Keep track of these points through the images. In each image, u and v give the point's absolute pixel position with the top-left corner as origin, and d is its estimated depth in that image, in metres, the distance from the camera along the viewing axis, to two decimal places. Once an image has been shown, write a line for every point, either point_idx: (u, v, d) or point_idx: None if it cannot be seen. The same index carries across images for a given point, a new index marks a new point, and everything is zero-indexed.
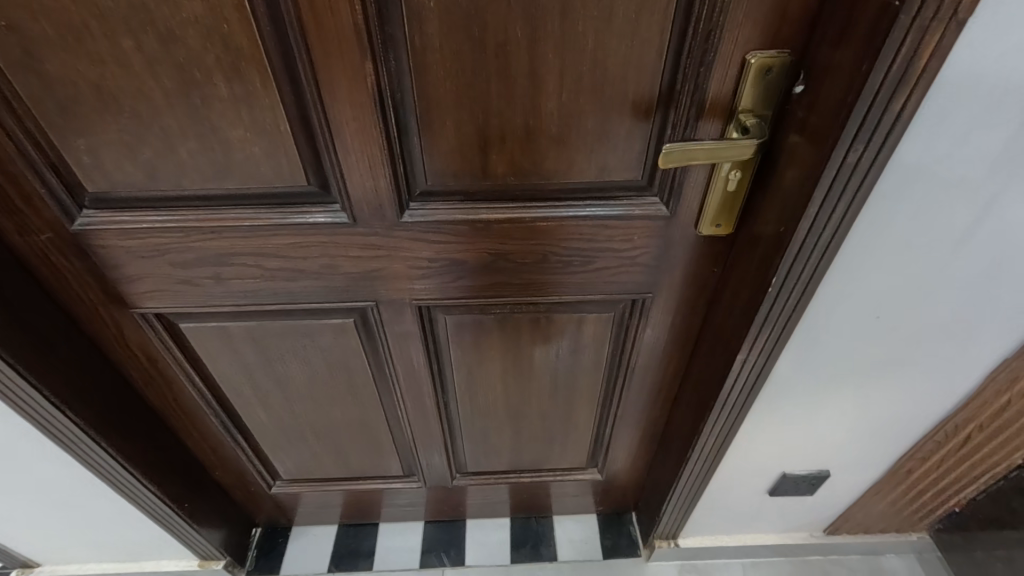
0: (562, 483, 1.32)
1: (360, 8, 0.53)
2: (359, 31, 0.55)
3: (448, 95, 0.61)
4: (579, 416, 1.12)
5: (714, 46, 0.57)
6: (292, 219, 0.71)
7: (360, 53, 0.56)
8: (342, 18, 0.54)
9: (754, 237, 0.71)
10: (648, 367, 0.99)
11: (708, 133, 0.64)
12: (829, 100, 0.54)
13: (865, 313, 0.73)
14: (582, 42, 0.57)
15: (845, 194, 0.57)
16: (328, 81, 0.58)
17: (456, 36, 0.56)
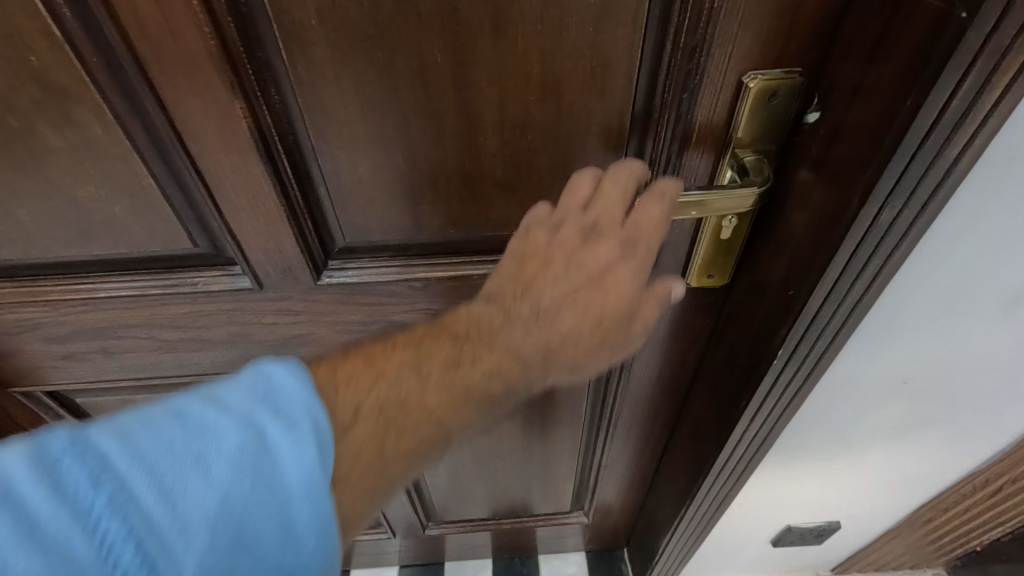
0: (546, 526, 1.21)
1: (214, 31, 0.39)
2: (217, 59, 0.40)
3: (356, 137, 0.46)
4: (563, 461, 1.01)
5: (698, 66, 0.42)
6: (182, 288, 0.57)
7: (225, 89, 0.42)
8: (192, 43, 0.39)
9: (754, 293, 0.58)
10: (634, 416, 0.87)
11: (694, 171, 0.50)
12: (853, 141, 0.40)
13: (884, 375, 0.61)
14: (525, 65, 0.42)
15: (873, 261, 0.44)
16: (190, 127, 0.44)
17: (352, 61, 0.42)
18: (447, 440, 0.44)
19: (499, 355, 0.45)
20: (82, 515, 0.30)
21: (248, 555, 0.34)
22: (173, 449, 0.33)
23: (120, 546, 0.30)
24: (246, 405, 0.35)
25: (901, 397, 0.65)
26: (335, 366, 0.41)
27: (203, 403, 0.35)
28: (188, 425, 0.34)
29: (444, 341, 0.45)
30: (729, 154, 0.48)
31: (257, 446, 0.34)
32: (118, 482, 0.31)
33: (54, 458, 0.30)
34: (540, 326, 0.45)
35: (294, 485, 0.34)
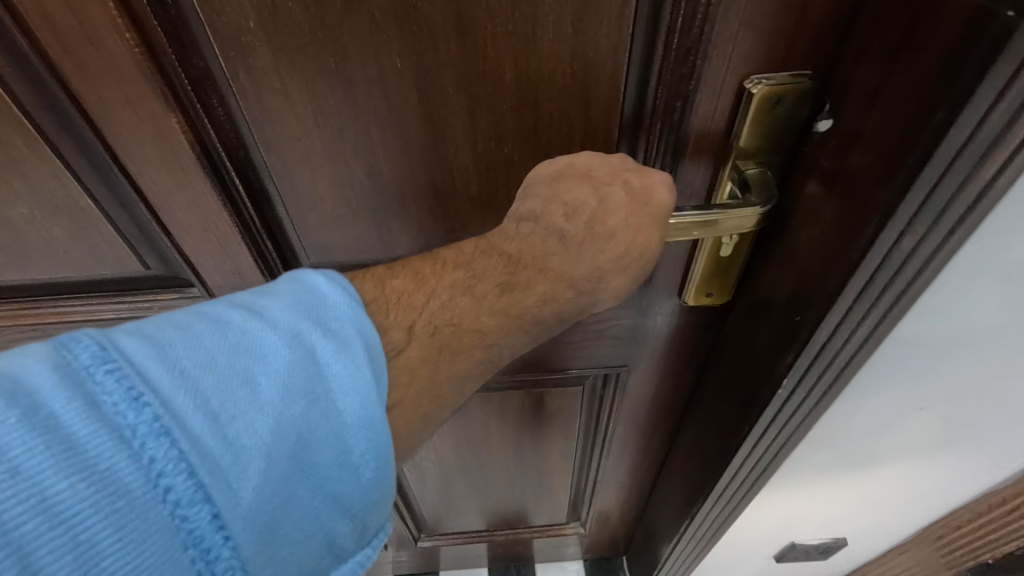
0: (542, 537, 1.18)
1: (139, 36, 0.34)
2: (145, 67, 0.35)
3: (312, 152, 0.42)
4: (558, 474, 0.97)
5: (693, 69, 0.37)
6: (136, 312, 0.53)
7: (159, 102, 0.37)
8: (114, 50, 0.34)
9: (756, 316, 0.53)
10: (630, 431, 0.83)
11: (691, 185, 0.45)
12: (869, 155, 0.35)
13: (898, 402, 0.57)
14: (497, 70, 0.37)
15: (894, 291, 0.39)
16: (124, 144, 0.39)
17: (300, 69, 0.37)
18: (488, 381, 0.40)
19: (554, 283, 0.39)
20: (122, 433, 0.24)
21: (307, 487, 0.29)
22: (216, 365, 0.28)
23: (172, 473, 0.25)
24: (291, 319, 0.31)
25: (914, 423, 0.61)
26: (384, 280, 0.37)
27: (244, 313, 0.30)
28: (232, 335, 0.29)
29: (497, 261, 0.38)
30: (730, 166, 0.43)
31: (310, 358, 0.30)
32: (162, 397, 0.26)
33: (86, 369, 0.25)
34: (592, 250, 0.39)
35: (354, 402, 0.30)
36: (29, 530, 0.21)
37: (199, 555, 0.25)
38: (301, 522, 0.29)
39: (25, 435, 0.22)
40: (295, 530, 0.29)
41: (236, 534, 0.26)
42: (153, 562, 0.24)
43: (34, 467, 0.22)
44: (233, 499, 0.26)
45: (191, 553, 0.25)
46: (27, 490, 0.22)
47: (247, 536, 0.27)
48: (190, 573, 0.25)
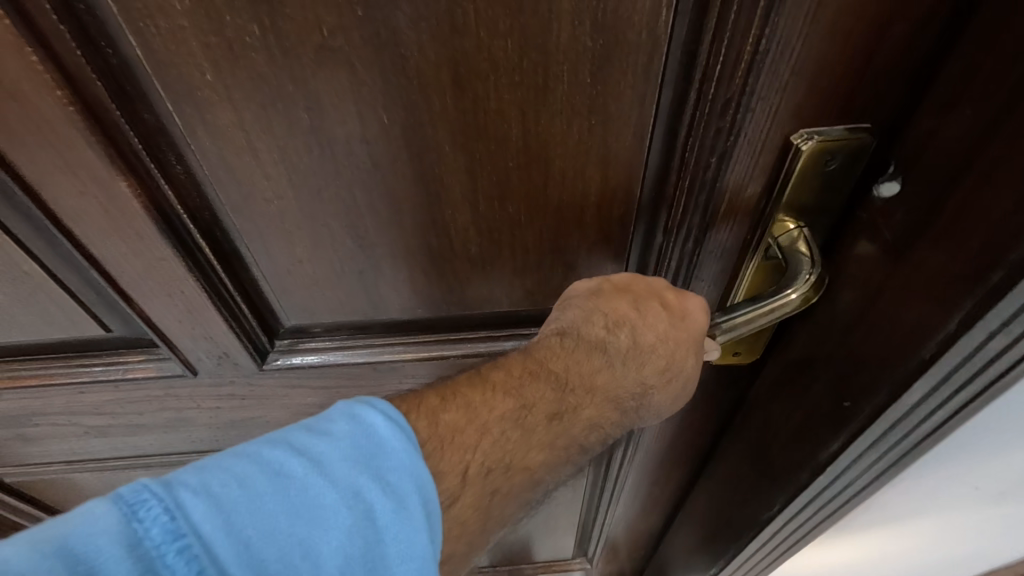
0: (548, 570, 1.12)
1: (72, 93, 0.28)
2: (84, 128, 0.30)
3: (286, 214, 0.36)
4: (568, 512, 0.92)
5: (732, 122, 0.32)
6: (101, 376, 0.47)
7: (104, 165, 0.31)
8: (44, 108, 0.29)
9: (788, 405, 0.47)
10: (645, 477, 0.77)
11: (723, 245, 0.39)
12: (955, 241, 0.29)
13: (948, 482, 0.52)
14: (501, 124, 0.32)
15: (972, 388, 0.33)
16: (68, 208, 0.34)
17: (269, 125, 0.31)
18: (492, 492, 0.35)
19: (598, 401, 0.38)
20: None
21: None
22: (279, 535, 0.26)
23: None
24: (352, 473, 0.28)
25: (963, 501, 0.56)
26: (436, 415, 0.34)
27: (305, 462, 0.28)
28: (291, 497, 0.26)
29: (545, 384, 0.37)
30: (767, 228, 0.37)
31: (370, 521, 0.28)
32: None
33: (156, 548, 0.23)
34: (636, 363, 0.38)
35: (407, 564, 0.28)
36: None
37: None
38: None
39: None
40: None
41: None
42: None
43: None
44: None
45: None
46: None
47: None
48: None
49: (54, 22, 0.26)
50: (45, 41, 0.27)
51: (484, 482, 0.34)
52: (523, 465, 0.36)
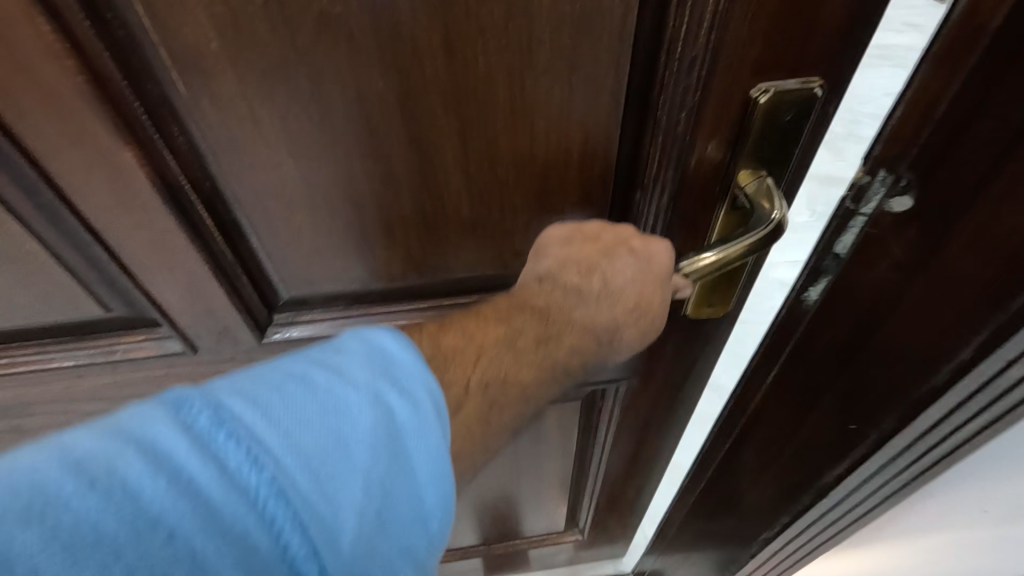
0: (542, 546, 1.14)
1: (81, 64, 0.30)
2: (93, 98, 0.31)
3: (286, 182, 0.38)
4: (554, 488, 0.93)
5: (699, 80, 0.35)
6: (98, 358, 0.48)
7: (111, 136, 0.33)
8: (54, 80, 0.30)
9: (806, 395, 0.53)
10: (626, 449, 0.78)
11: (695, 200, 0.42)
12: (987, 260, 0.35)
13: (965, 498, 0.59)
14: (490, 88, 0.34)
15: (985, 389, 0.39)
16: (75, 181, 0.35)
17: (271, 93, 0.33)
18: (489, 402, 0.38)
19: (580, 331, 0.41)
20: (230, 502, 0.24)
21: (389, 542, 0.29)
22: (311, 424, 0.27)
23: (286, 531, 0.25)
24: (369, 376, 0.30)
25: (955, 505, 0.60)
26: (436, 338, 0.37)
27: (325, 371, 0.29)
28: (319, 398, 0.28)
29: (529, 316, 0.40)
30: (733, 179, 0.41)
31: (389, 418, 0.29)
32: (272, 455, 0.26)
33: (205, 431, 0.25)
34: (608, 300, 0.41)
35: (426, 455, 0.30)
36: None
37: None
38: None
39: (179, 501, 0.24)
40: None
41: None
42: None
43: (189, 531, 0.23)
44: (336, 548, 0.26)
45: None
46: (184, 549, 0.23)
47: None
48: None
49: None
50: (56, 12, 0.28)
51: (484, 394, 0.37)
52: (515, 381, 0.39)
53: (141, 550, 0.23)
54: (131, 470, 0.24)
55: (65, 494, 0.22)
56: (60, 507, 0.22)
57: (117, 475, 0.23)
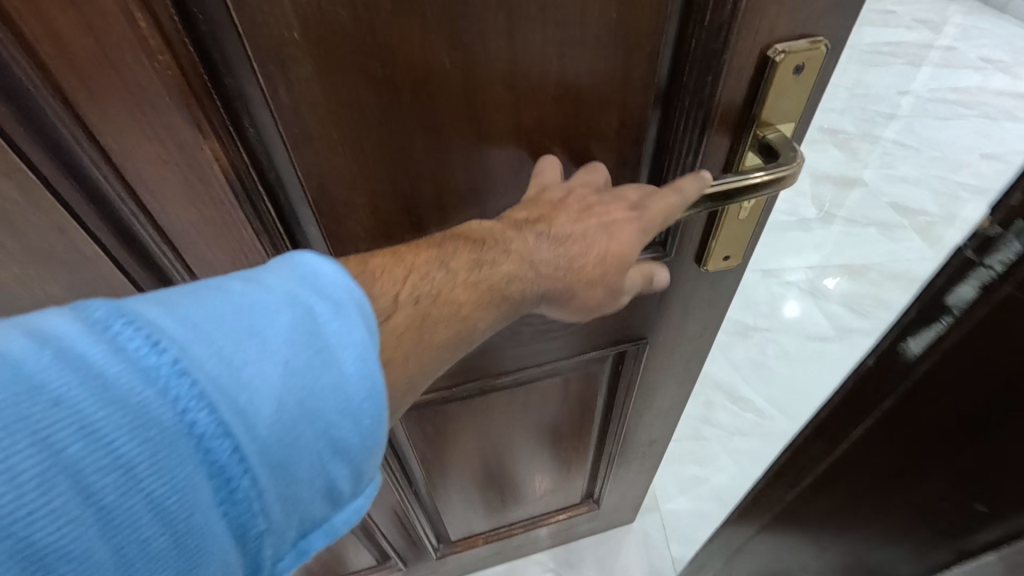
0: (563, 528, 1.16)
1: (167, 59, 0.31)
2: (176, 93, 0.32)
3: (347, 167, 0.39)
4: (573, 461, 0.96)
5: (726, 45, 0.39)
6: None
7: (188, 130, 0.34)
8: (140, 78, 0.31)
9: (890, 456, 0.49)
10: (638, 409, 0.83)
11: (716, 156, 0.46)
12: None
13: None
14: (544, 62, 0.37)
15: None
16: (146, 181, 0.35)
17: (342, 79, 0.35)
18: (423, 318, 0.36)
19: (516, 259, 0.40)
20: (130, 377, 0.24)
21: (315, 433, 0.28)
22: (224, 321, 0.27)
23: (191, 409, 0.24)
24: (291, 285, 0.29)
25: None
26: (364, 259, 0.36)
27: (243, 282, 0.29)
28: (234, 299, 0.28)
29: (466, 245, 0.40)
30: (751, 133, 0.45)
31: (309, 317, 0.29)
32: (180, 343, 0.25)
33: (103, 322, 0.25)
34: (553, 241, 0.42)
35: (345, 348, 0.29)
36: (64, 462, 0.22)
37: (221, 483, 0.25)
38: (307, 470, 0.28)
39: (64, 374, 0.23)
40: (307, 474, 0.28)
41: (256, 466, 0.26)
42: (182, 481, 0.24)
43: (75, 400, 0.23)
44: (252, 429, 0.26)
45: (214, 482, 0.25)
46: (70, 418, 0.22)
47: (265, 470, 0.26)
48: (213, 502, 0.25)
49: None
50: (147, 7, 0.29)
51: (415, 307, 0.36)
52: (448, 299, 0.38)
53: (22, 414, 0.22)
54: (18, 348, 0.23)
55: None
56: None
57: (1, 351, 0.23)
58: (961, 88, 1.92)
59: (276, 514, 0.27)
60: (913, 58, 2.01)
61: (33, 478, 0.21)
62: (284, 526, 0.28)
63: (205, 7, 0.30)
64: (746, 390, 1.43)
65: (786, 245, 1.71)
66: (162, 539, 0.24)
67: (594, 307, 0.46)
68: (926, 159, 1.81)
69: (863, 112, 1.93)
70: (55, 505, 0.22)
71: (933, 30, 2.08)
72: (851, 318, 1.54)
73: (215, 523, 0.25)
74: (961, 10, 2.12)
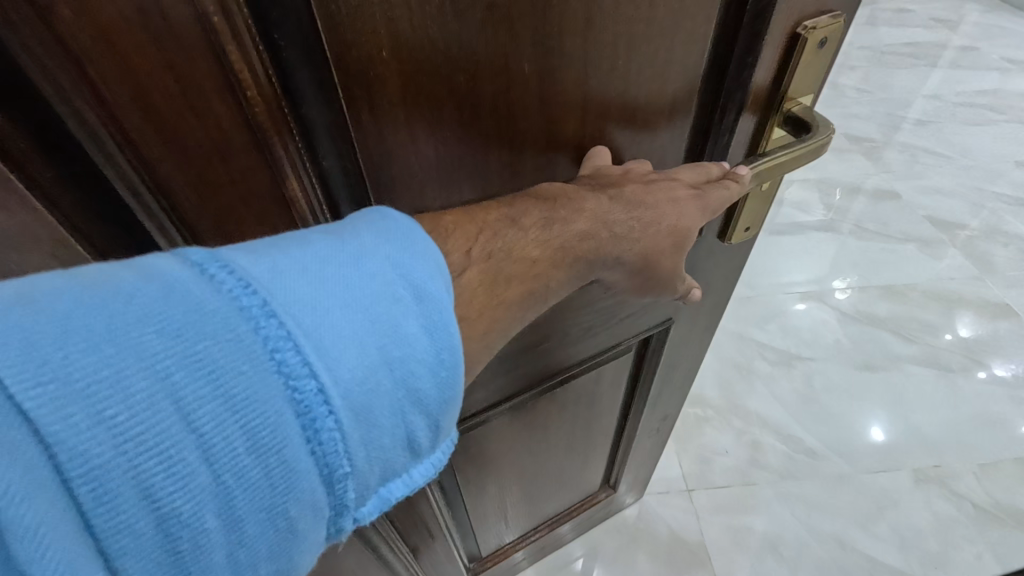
0: (578, 526, 1.14)
1: (253, 93, 0.28)
2: (260, 127, 0.30)
3: (419, 183, 0.37)
4: (593, 454, 0.88)
5: (768, 28, 0.39)
6: None
7: (265, 163, 0.31)
8: (217, 109, 0.29)
9: None
10: (658, 391, 0.75)
11: (744, 134, 0.45)
12: None
13: None
14: (614, 60, 0.37)
15: None
16: (201, 217, 0.32)
17: (428, 94, 0.33)
18: (496, 273, 0.34)
19: (591, 218, 0.38)
20: (223, 312, 0.23)
21: (394, 381, 0.27)
22: (308, 268, 0.26)
23: (280, 347, 0.24)
24: (372, 241, 0.29)
25: None
26: (437, 217, 0.34)
27: (324, 233, 0.29)
28: (315, 250, 0.27)
29: (535, 205, 0.37)
30: (779, 110, 0.44)
31: (391, 267, 0.28)
32: (269, 286, 0.25)
33: (199, 264, 0.24)
34: (629, 208, 0.39)
35: (420, 299, 0.28)
36: (170, 387, 0.22)
37: (307, 421, 0.24)
38: (387, 417, 0.27)
39: (165, 306, 0.23)
40: (387, 423, 0.27)
41: (340, 408, 0.25)
42: (274, 416, 0.23)
43: (175, 328, 0.22)
44: (337, 370, 0.25)
45: (301, 420, 0.24)
46: (172, 345, 0.22)
47: (349, 413, 0.26)
48: (300, 440, 0.24)
49: (245, 15, 0.26)
50: (240, 40, 0.27)
51: (489, 261, 0.34)
52: (522, 256, 0.36)
53: (132, 341, 0.22)
54: (127, 282, 0.23)
55: (58, 292, 0.22)
56: (49, 299, 0.22)
57: (110, 285, 0.23)
58: (988, 91, 2.18)
59: (358, 455, 0.26)
60: (902, 96, 2.19)
61: (140, 402, 0.21)
62: (366, 471, 0.27)
63: (286, 28, 0.27)
64: (794, 428, 1.34)
65: (798, 245, 1.69)
66: (257, 472, 0.23)
67: (655, 285, 0.45)
68: (954, 169, 1.91)
69: (886, 117, 2.09)
70: (159, 426, 0.21)
71: (938, 46, 2.39)
72: (897, 345, 1.47)
73: (301, 460, 0.24)
74: (951, 64, 2.33)
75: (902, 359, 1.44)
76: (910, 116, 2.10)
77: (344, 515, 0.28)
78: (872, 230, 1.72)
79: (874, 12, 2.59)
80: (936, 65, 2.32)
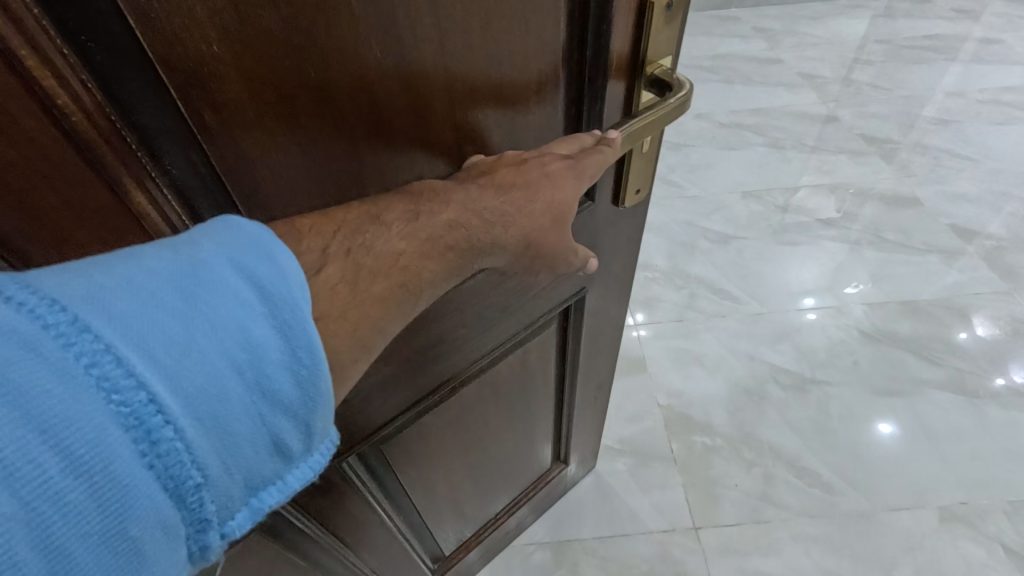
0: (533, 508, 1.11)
1: (63, 99, 0.28)
2: (80, 132, 0.30)
3: (285, 175, 0.38)
4: (537, 434, 0.85)
5: None
6: None
7: (92, 168, 0.31)
8: (26, 122, 0.28)
9: None
10: (587, 356, 0.74)
11: (615, 98, 0.49)
12: None
13: None
14: (464, 34, 0.39)
15: None
16: (37, 235, 0.32)
17: (275, 85, 0.34)
18: (358, 270, 0.34)
19: (458, 208, 0.39)
20: (29, 336, 0.22)
21: (243, 384, 0.26)
22: (132, 282, 0.25)
23: (98, 361, 0.22)
24: (210, 246, 0.28)
25: None
26: (291, 220, 0.34)
27: (158, 245, 0.28)
28: (142, 262, 0.26)
29: (401, 202, 0.38)
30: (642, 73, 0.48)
31: (230, 269, 0.27)
32: (86, 301, 0.23)
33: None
34: (495, 192, 0.41)
35: (265, 298, 0.27)
36: None
37: (141, 435, 0.23)
38: (240, 424, 0.26)
39: None
40: (240, 428, 0.26)
41: (178, 418, 0.24)
42: (96, 434, 0.22)
43: None
44: (173, 379, 0.24)
45: (132, 434, 0.23)
46: None
47: (190, 422, 0.24)
48: (131, 454, 0.23)
49: (37, 18, 0.26)
50: (38, 49, 0.26)
51: (348, 258, 0.34)
52: (387, 250, 0.36)
53: None
54: None
55: None
56: None
57: None
58: (1014, 88, 2.05)
59: (209, 464, 0.25)
60: (920, 91, 2.08)
61: None
62: (223, 480, 0.26)
63: (93, 30, 0.27)
64: (808, 457, 1.24)
65: (808, 252, 1.59)
66: (80, 494, 0.22)
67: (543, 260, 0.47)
68: (982, 172, 1.77)
69: (905, 116, 1.98)
70: None
71: (960, 39, 2.29)
72: (918, 367, 1.35)
73: (137, 476, 0.23)
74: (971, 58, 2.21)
75: (924, 384, 1.33)
76: (929, 114, 1.99)
77: (208, 529, 0.26)
78: (892, 241, 1.60)
79: (890, 6, 2.50)
80: (956, 59, 2.21)
